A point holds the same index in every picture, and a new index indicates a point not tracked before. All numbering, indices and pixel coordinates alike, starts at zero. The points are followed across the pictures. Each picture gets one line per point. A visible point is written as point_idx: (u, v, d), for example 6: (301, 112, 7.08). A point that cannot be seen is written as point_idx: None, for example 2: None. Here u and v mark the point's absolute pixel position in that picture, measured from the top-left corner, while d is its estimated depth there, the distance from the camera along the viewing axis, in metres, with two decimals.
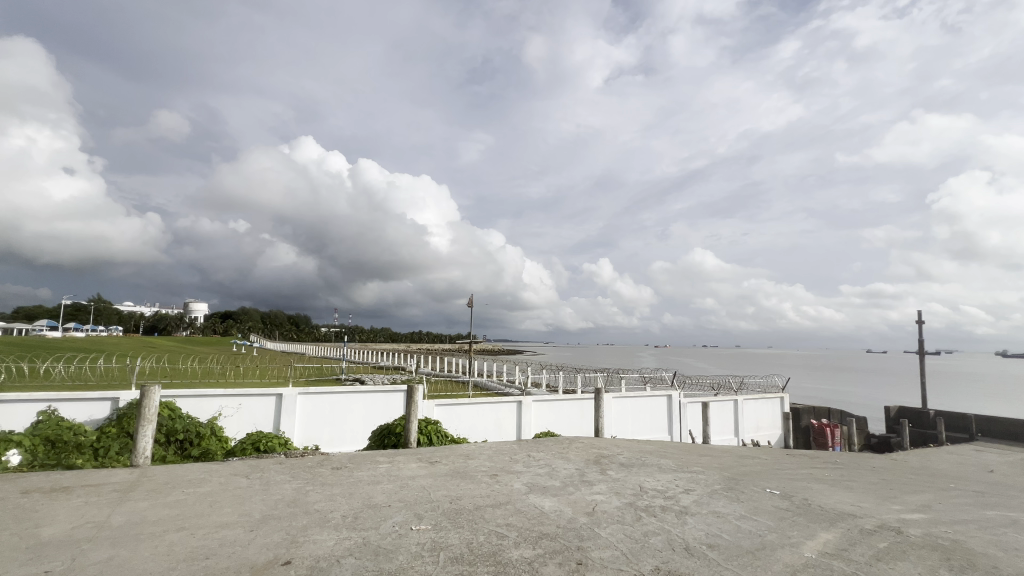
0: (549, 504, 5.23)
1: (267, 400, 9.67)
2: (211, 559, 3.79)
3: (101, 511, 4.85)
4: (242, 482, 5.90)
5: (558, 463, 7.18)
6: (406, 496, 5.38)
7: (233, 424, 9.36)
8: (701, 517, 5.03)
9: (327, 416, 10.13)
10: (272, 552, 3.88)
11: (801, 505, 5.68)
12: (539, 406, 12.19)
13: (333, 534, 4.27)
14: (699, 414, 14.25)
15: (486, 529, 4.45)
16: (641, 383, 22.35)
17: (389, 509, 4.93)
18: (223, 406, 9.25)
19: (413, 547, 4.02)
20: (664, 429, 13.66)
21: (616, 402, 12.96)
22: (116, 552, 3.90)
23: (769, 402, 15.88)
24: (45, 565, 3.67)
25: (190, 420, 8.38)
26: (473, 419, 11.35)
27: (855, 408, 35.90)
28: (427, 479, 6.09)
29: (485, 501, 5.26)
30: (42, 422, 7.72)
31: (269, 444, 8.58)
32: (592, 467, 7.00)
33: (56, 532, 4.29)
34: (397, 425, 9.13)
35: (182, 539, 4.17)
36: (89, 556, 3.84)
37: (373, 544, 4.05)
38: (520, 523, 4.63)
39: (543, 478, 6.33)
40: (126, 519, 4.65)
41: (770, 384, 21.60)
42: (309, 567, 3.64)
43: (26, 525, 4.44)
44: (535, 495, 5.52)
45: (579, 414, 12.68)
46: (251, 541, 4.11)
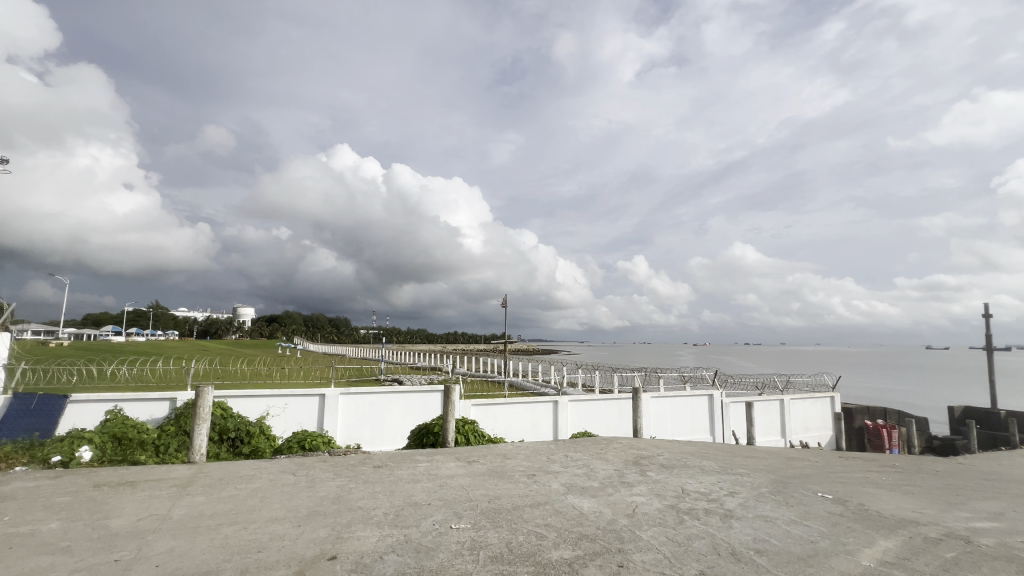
0: (588, 505, 5.18)
1: (311, 400, 10.03)
2: (263, 552, 3.95)
3: (162, 505, 5.16)
4: (290, 479, 6.14)
5: (596, 463, 7.10)
6: (445, 495, 5.44)
7: (281, 423, 9.76)
8: (747, 521, 4.85)
9: (368, 416, 10.39)
10: (319, 547, 4.02)
11: (856, 511, 5.38)
12: (576, 406, 12.09)
13: (375, 531, 4.37)
14: (743, 414, 13.75)
15: (525, 529, 4.44)
16: (680, 382, 21.80)
17: (429, 508, 5.01)
18: (271, 406, 9.66)
19: (454, 545, 4.06)
20: (706, 430, 13.27)
21: (654, 402, 12.71)
22: (177, 544, 4.13)
23: (818, 402, 15.15)
24: (114, 553, 3.94)
25: (241, 419, 8.81)
26: (510, 419, 11.38)
27: (913, 408, 33.81)
28: (466, 478, 6.15)
29: (524, 501, 5.26)
30: (109, 420, 8.30)
31: (314, 444, 8.87)
32: (631, 468, 6.89)
33: (123, 524, 4.60)
34: (435, 425, 9.27)
35: (235, 532, 4.37)
36: (153, 546, 4.08)
37: (414, 542, 4.12)
38: (560, 524, 4.60)
39: (581, 478, 6.27)
40: (185, 513, 4.93)
41: (819, 383, 20.58)
42: (353, 563, 3.74)
43: (97, 516, 4.77)
44: (574, 496, 5.47)
45: (616, 415, 12.50)
46: (299, 536, 4.27)
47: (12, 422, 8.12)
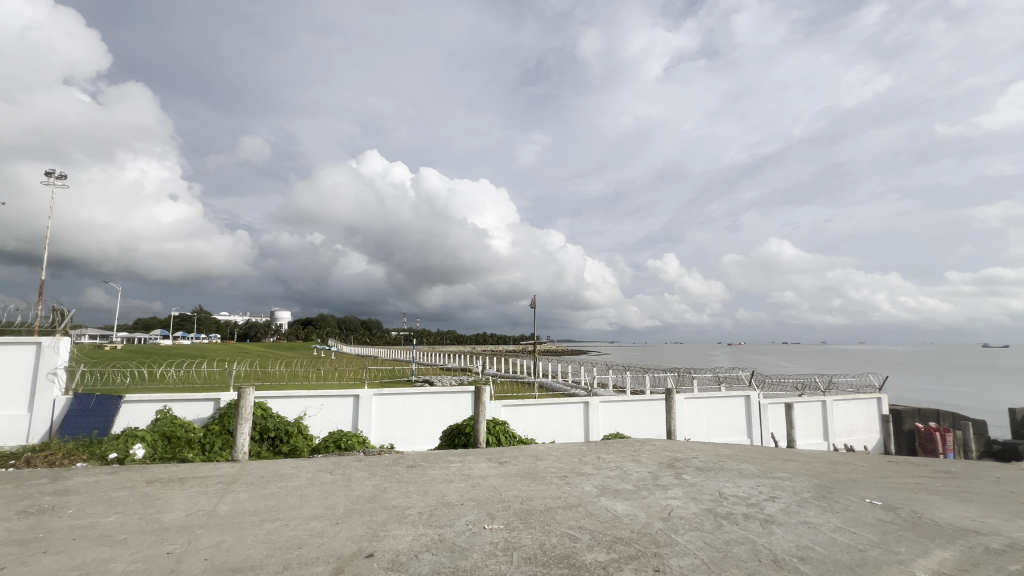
0: (622, 508, 5.11)
1: (346, 401, 10.28)
2: (304, 548, 4.08)
3: (209, 500, 5.39)
4: (328, 477, 6.32)
5: (629, 466, 6.99)
6: (478, 496, 5.48)
7: (317, 423, 10.05)
8: (790, 527, 4.67)
9: (401, 416, 10.57)
10: (357, 545, 4.11)
11: (909, 519, 5.10)
12: (607, 408, 11.95)
13: (410, 530, 4.43)
14: (782, 416, 13.26)
15: (558, 531, 4.42)
16: (715, 383, 21.21)
17: (462, 508, 5.05)
18: (308, 406, 9.97)
19: (487, 546, 4.08)
20: (742, 432, 12.88)
21: (688, 403, 12.42)
22: (223, 538, 4.31)
23: (864, 403, 14.46)
24: (167, 546, 4.15)
25: (280, 419, 9.14)
26: (541, 420, 11.36)
27: (968, 410, 31.88)
28: (498, 479, 6.18)
29: (556, 503, 5.23)
30: (159, 419, 8.74)
31: (349, 443, 9.10)
32: (665, 470, 6.75)
33: (174, 518, 4.83)
34: (466, 425, 9.37)
35: (276, 529, 4.52)
36: (202, 540, 4.28)
37: (449, 541, 4.17)
38: (594, 526, 4.55)
39: (614, 480, 6.19)
40: (230, 508, 5.14)
41: (865, 384, 19.63)
42: (390, 561, 3.81)
43: (151, 511, 5.03)
44: (607, 498, 5.40)
45: (649, 416, 12.28)
46: (338, 533, 4.38)
47: (73, 420, 8.68)
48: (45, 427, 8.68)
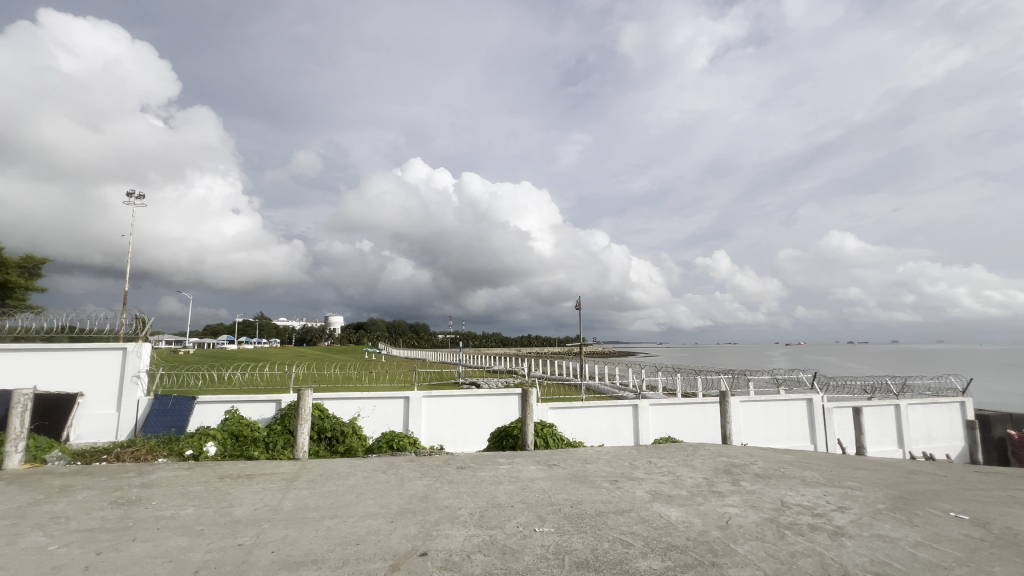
0: (676, 514, 4.95)
1: (397, 403, 10.59)
2: (362, 544, 4.23)
3: (274, 496, 5.72)
4: (381, 477, 6.53)
5: (682, 471, 6.77)
6: (528, 498, 5.48)
7: (370, 424, 10.40)
8: (862, 541, 4.36)
9: (449, 418, 10.76)
10: (411, 544, 4.22)
11: (1002, 536, 4.63)
12: (657, 411, 11.64)
13: (462, 530, 4.50)
14: (850, 421, 12.39)
15: (610, 536, 4.35)
16: (772, 386, 20.12)
17: (512, 510, 5.07)
18: (361, 407, 10.36)
19: (539, 549, 4.08)
20: (805, 438, 12.16)
21: (744, 406, 11.87)
22: (287, 533, 4.55)
23: (944, 407, 13.28)
24: (238, 538, 4.43)
25: (336, 420, 9.56)
26: (589, 423, 11.22)
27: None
28: (547, 482, 6.15)
29: (607, 507, 5.15)
30: (227, 419, 9.40)
31: (401, 444, 9.37)
32: (721, 477, 6.48)
33: (244, 512, 5.16)
34: (514, 428, 9.40)
35: (335, 525, 4.72)
36: (269, 534, 4.53)
37: (500, 543, 4.20)
38: (647, 532, 4.44)
39: (667, 486, 6.00)
40: (294, 504, 5.43)
41: (945, 386, 17.99)
42: (443, 560, 3.88)
43: (223, 504, 5.39)
44: (660, 504, 5.26)
45: (702, 420, 11.85)
46: (392, 531, 4.51)
47: (154, 419, 9.48)
48: (130, 425, 9.50)
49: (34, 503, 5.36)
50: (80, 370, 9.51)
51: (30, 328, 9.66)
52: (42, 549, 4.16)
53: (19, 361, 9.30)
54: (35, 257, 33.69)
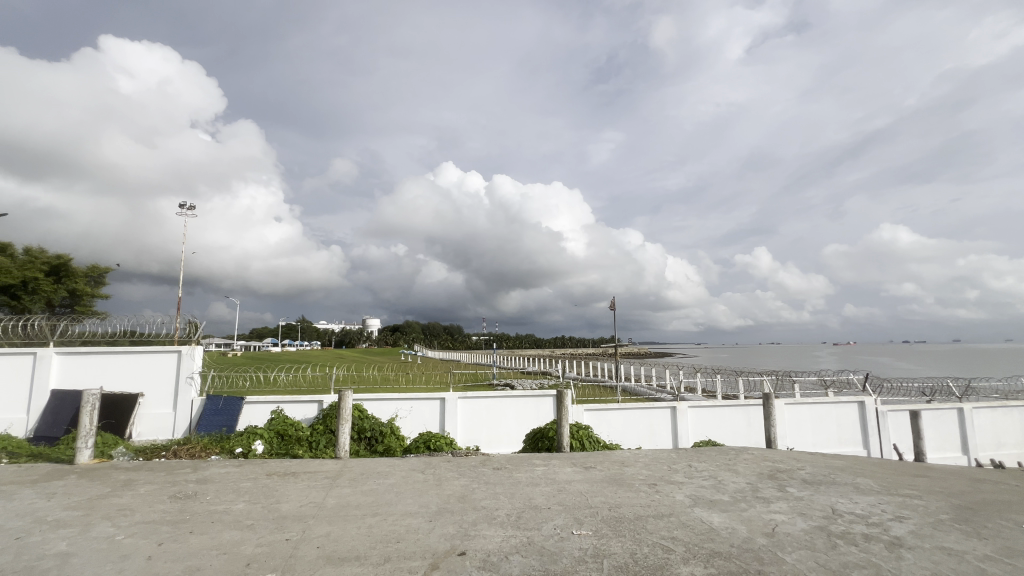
0: (719, 520, 4.80)
1: (433, 404, 10.75)
2: (402, 542, 4.32)
3: (318, 494, 5.92)
4: (420, 477, 6.64)
5: (725, 475, 6.56)
6: (564, 501, 5.44)
7: (408, 424, 10.60)
8: (924, 553, 4.09)
9: (485, 419, 10.84)
10: (450, 543, 4.27)
11: None
12: (696, 413, 11.33)
13: (500, 531, 4.53)
14: (906, 425, 11.67)
15: (650, 541, 4.27)
16: (820, 389, 19.17)
17: (549, 512, 5.06)
18: (399, 408, 10.58)
19: (577, 552, 4.05)
20: (856, 442, 11.57)
21: (790, 410, 11.40)
22: (331, 529, 4.71)
23: (1015, 412, 12.29)
24: (285, 533, 4.61)
25: (375, 420, 9.82)
26: (625, 425, 11.05)
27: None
28: (584, 484, 6.10)
29: (647, 511, 5.05)
30: (273, 419, 9.83)
31: (438, 444, 9.52)
32: (766, 482, 6.24)
33: (291, 508, 5.37)
34: (550, 429, 9.37)
35: (376, 523, 4.85)
36: (314, 529, 4.70)
37: (537, 544, 4.20)
38: (688, 538, 4.34)
39: (708, 490, 5.83)
40: (337, 501, 5.61)
41: (1015, 389, 16.66)
42: (482, 561, 3.92)
43: (271, 500, 5.63)
44: (702, 509, 5.12)
45: (744, 423, 11.46)
46: (431, 530, 4.59)
47: (207, 418, 10.02)
48: (185, 424, 10.06)
49: (103, 495, 5.77)
50: (141, 372, 10.15)
51: (95, 332, 10.36)
52: (110, 539, 4.47)
53: (86, 363, 10.01)
54: (100, 267, 36.23)
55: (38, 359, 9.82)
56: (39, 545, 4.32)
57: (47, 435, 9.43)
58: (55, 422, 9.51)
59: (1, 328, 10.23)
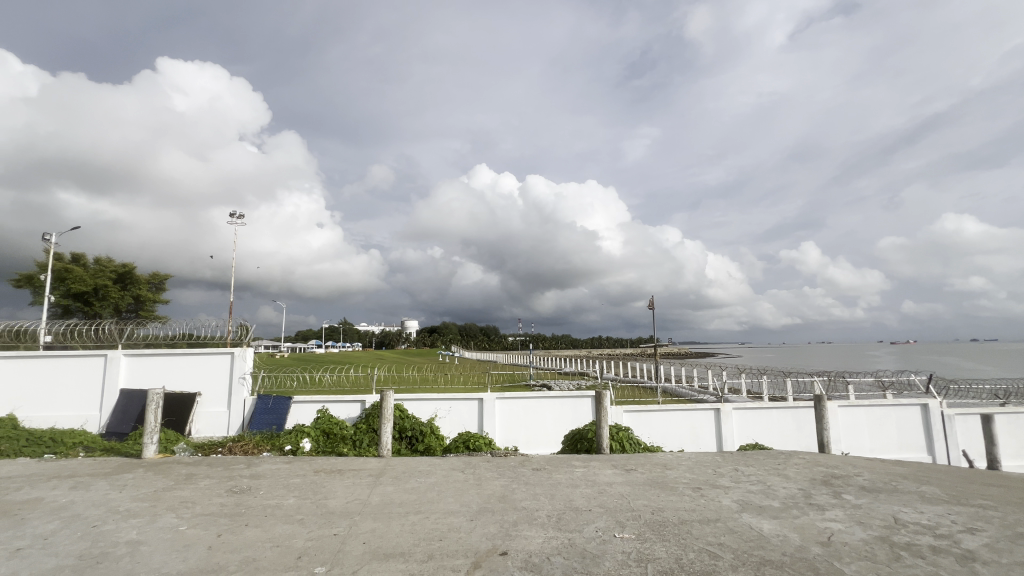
0: (769, 527, 4.62)
1: (472, 404, 10.86)
2: (445, 541, 4.39)
3: (363, 491, 6.09)
4: (460, 476, 6.73)
5: (774, 480, 6.29)
6: (606, 503, 5.38)
7: (447, 424, 10.76)
8: (1001, 569, 3.78)
9: (523, 419, 10.85)
10: (492, 542, 4.31)
11: None
12: (741, 416, 10.92)
13: (541, 532, 4.52)
14: (977, 430, 10.82)
15: (696, 546, 4.15)
16: (877, 390, 18.04)
17: (590, 514, 5.00)
18: (439, 408, 10.76)
19: (619, 555, 3.99)
20: (920, 448, 10.84)
21: (843, 412, 10.81)
22: (376, 525, 4.84)
23: None
24: (333, 528, 4.78)
25: (415, 420, 10.02)
26: (666, 427, 10.80)
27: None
28: (625, 487, 6.00)
29: (692, 516, 4.91)
30: (319, 418, 10.24)
31: (477, 444, 9.61)
32: (820, 488, 5.93)
33: (338, 504, 5.56)
34: (589, 431, 9.29)
35: (419, 520, 4.94)
36: (360, 525, 4.85)
37: (579, 547, 4.16)
38: (736, 544, 4.19)
39: (757, 496, 5.61)
40: (381, 499, 5.77)
41: None
42: (524, 561, 3.92)
43: (320, 496, 5.86)
44: (750, 515, 4.93)
45: (793, 426, 10.97)
46: (473, 529, 4.64)
47: (259, 416, 10.54)
48: (239, 422, 10.61)
49: (168, 488, 6.16)
50: (198, 373, 10.78)
51: (158, 335, 11.07)
52: (176, 529, 4.77)
53: (149, 364, 10.71)
54: (160, 274, 38.66)
55: (108, 361, 10.60)
56: (113, 533, 4.66)
57: (117, 431, 10.16)
58: (124, 419, 10.25)
59: (76, 332, 11.10)
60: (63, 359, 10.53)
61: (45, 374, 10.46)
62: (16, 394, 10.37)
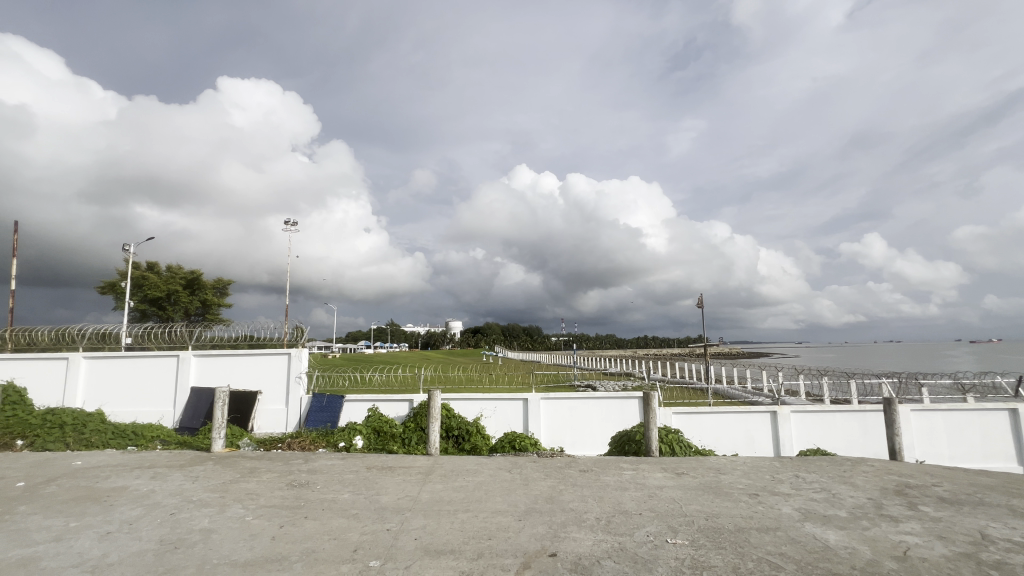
0: (835, 538, 4.34)
1: (518, 404, 10.89)
2: (493, 540, 4.42)
3: (413, 488, 6.25)
4: (507, 476, 6.76)
5: (840, 489, 5.90)
6: (657, 507, 5.23)
7: (493, 423, 10.85)
8: None
9: (568, 420, 10.76)
10: (541, 543, 4.30)
11: None
12: (801, 419, 10.34)
13: (590, 534, 4.47)
14: None
15: (755, 555, 3.97)
16: (957, 393, 16.54)
17: (641, 518, 4.89)
18: (485, 408, 10.86)
19: (673, 561, 3.88)
20: (1008, 457, 9.86)
21: (917, 417, 9.99)
22: (427, 522, 4.94)
23: None
24: (386, 524, 4.93)
25: (461, 419, 10.17)
26: (718, 430, 10.40)
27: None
28: (677, 491, 5.82)
29: (749, 523, 4.70)
30: (370, 415, 10.61)
31: (523, 444, 9.64)
32: (893, 499, 5.51)
33: (389, 500, 5.73)
34: (636, 433, 9.09)
35: (468, 518, 5.01)
36: (411, 522, 4.97)
37: (630, 551, 4.08)
38: (799, 555, 3.97)
39: (821, 505, 5.29)
40: (431, 496, 5.89)
41: None
42: (573, 563, 3.89)
43: (373, 492, 6.07)
44: (814, 524, 4.66)
45: (860, 430, 10.27)
46: (522, 529, 4.65)
47: (315, 414, 11.03)
48: (296, 419, 11.14)
49: (235, 481, 6.57)
50: (259, 372, 11.43)
51: (222, 337, 11.84)
52: (243, 519, 5.08)
53: (216, 364, 11.47)
54: (224, 279, 41.34)
55: (180, 361, 11.45)
56: (188, 521, 5.03)
57: (189, 426, 10.97)
58: (195, 415, 11.03)
59: (152, 334, 12.06)
60: (141, 359, 11.47)
61: (126, 373, 11.42)
62: (103, 392, 11.40)
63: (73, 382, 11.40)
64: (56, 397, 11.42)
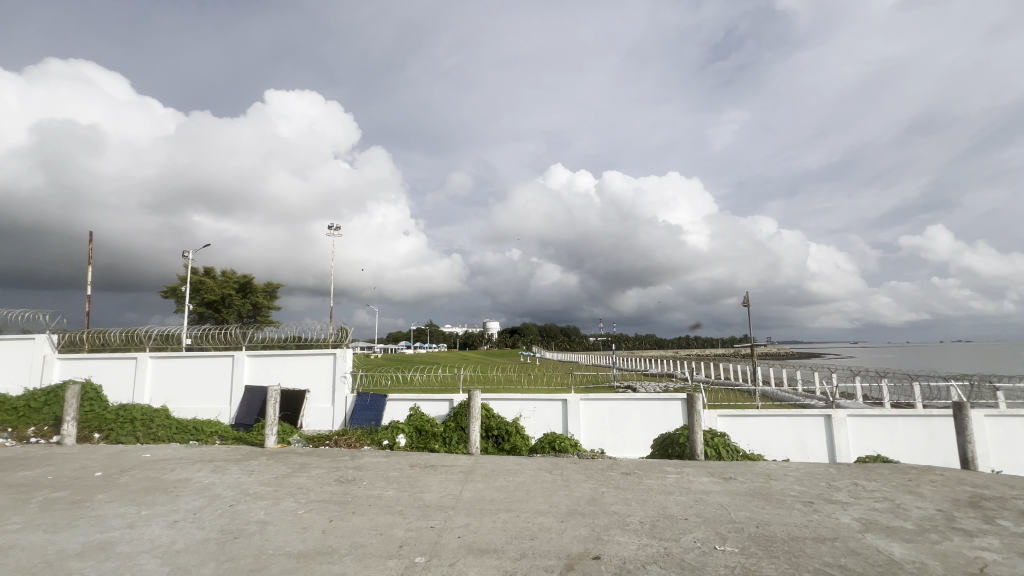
0: (900, 551, 4.08)
1: (557, 405, 10.83)
2: (536, 540, 4.42)
3: (455, 487, 6.34)
4: (548, 477, 6.75)
5: (905, 499, 5.52)
6: (704, 512, 5.08)
7: (532, 423, 10.85)
8: None
9: (608, 421, 10.62)
10: (584, 546, 4.26)
11: None
12: (858, 424, 9.75)
13: (634, 538, 4.40)
14: None
15: (810, 566, 3.78)
16: None
17: (687, 523, 4.76)
18: (524, 408, 10.87)
19: (722, 568, 3.77)
20: None
21: (992, 423, 9.23)
22: (469, 521, 5.01)
23: None
24: (430, 521, 5.03)
25: (501, 419, 10.22)
26: (767, 434, 9.98)
27: None
28: (724, 496, 5.63)
29: (804, 532, 4.48)
30: (412, 414, 10.84)
31: (563, 445, 9.58)
32: (966, 511, 5.11)
33: (432, 498, 5.84)
34: (680, 436, 8.85)
35: (510, 518, 5.04)
36: (454, 520, 5.04)
37: (677, 557, 3.98)
38: (860, 568, 3.75)
39: (884, 515, 4.97)
40: (472, 495, 5.96)
41: None
42: (617, 567, 3.84)
43: (416, 490, 6.19)
44: (876, 536, 4.39)
45: (925, 436, 9.59)
46: (564, 531, 4.62)
47: (359, 412, 11.39)
48: (342, 417, 11.54)
49: (287, 475, 6.89)
50: (307, 371, 11.92)
51: (272, 338, 12.43)
52: (295, 512, 5.32)
53: (267, 364, 12.04)
54: (273, 283, 43.38)
55: (235, 361, 12.10)
56: (245, 512, 5.31)
57: (244, 422, 11.57)
58: (249, 412, 11.63)
59: (210, 335, 12.82)
60: (200, 359, 12.20)
61: (187, 372, 12.19)
62: (167, 389, 12.21)
63: (142, 380, 12.28)
64: (127, 393, 12.33)
